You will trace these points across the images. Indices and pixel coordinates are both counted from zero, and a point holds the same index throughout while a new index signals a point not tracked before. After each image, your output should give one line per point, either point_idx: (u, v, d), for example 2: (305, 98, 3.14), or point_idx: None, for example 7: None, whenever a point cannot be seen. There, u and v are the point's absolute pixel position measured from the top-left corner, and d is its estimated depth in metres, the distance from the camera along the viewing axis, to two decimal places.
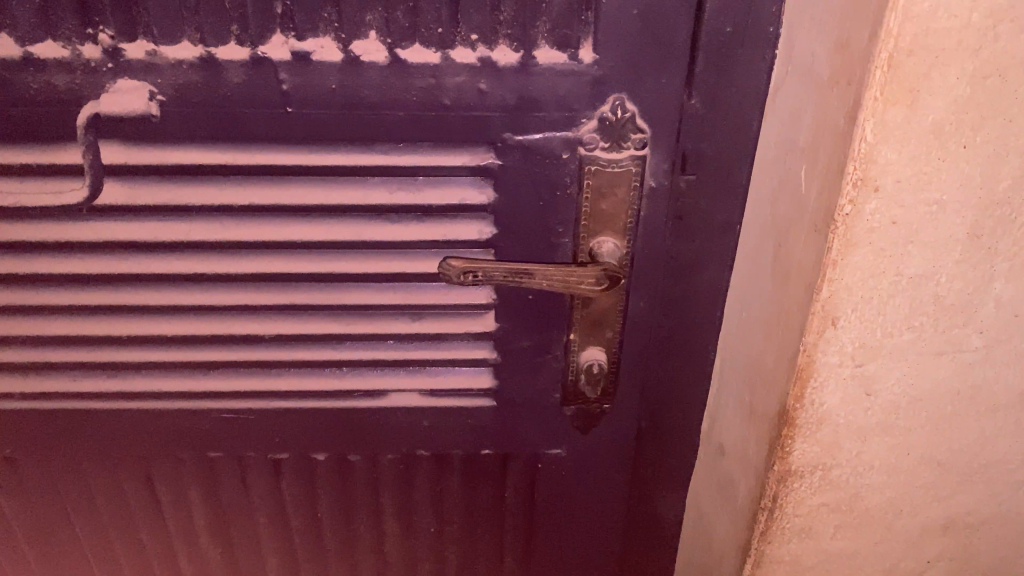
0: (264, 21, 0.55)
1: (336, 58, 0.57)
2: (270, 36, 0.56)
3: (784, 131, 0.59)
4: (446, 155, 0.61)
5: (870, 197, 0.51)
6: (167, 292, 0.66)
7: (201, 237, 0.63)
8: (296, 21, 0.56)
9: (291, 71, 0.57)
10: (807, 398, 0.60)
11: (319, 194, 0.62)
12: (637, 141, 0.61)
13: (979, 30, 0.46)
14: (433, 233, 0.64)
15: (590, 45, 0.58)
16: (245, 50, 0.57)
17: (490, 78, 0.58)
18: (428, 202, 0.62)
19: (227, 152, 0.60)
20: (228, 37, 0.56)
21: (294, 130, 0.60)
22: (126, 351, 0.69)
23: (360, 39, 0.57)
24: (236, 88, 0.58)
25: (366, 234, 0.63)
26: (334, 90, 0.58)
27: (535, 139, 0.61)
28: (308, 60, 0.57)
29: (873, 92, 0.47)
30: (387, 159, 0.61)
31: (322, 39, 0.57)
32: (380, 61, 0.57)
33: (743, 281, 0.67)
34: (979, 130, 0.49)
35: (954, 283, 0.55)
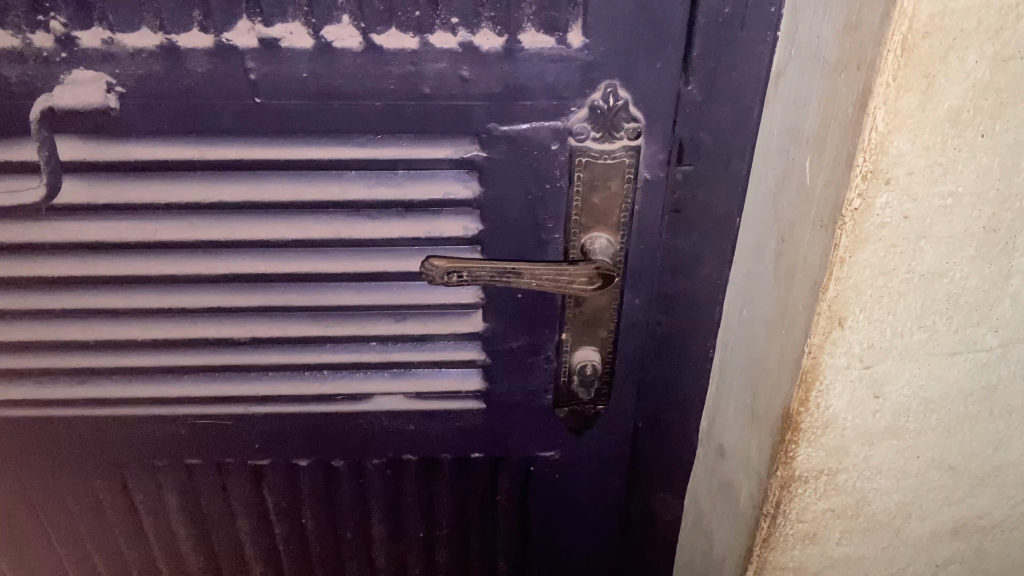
0: (229, 6, 0.52)
1: (308, 45, 0.53)
2: (236, 22, 0.52)
3: (787, 119, 0.55)
4: (427, 147, 0.57)
5: (881, 191, 0.47)
6: (135, 294, 0.62)
7: (170, 237, 0.60)
8: (263, 6, 0.52)
9: (258, 60, 0.54)
10: (813, 401, 0.57)
11: (294, 191, 0.58)
12: (631, 131, 0.57)
13: (1001, 9, 0.42)
14: (415, 229, 0.60)
15: (579, 28, 0.54)
16: (209, 37, 0.53)
17: (473, 64, 0.54)
18: (409, 197, 0.59)
19: (193, 146, 0.57)
20: (190, 24, 0.52)
21: (264, 122, 0.56)
22: (95, 356, 0.66)
23: (332, 24, 0.53)
24: (200, 79, 0.54)
25: (344, 232, 0.60)
26: (305, 79, 0.54)
27: (521, 129, 0.57)
28: (277, 48, 0.53)
29: (885, 77, 0.44)
30: (365, 152, 0.57)
31: (291, 25, 0.53)
32: (353, 48, 0.53)
33: (745, 276, 0.64)
34: (999, 118, 0.46)
35: (969, 280, 0.52)
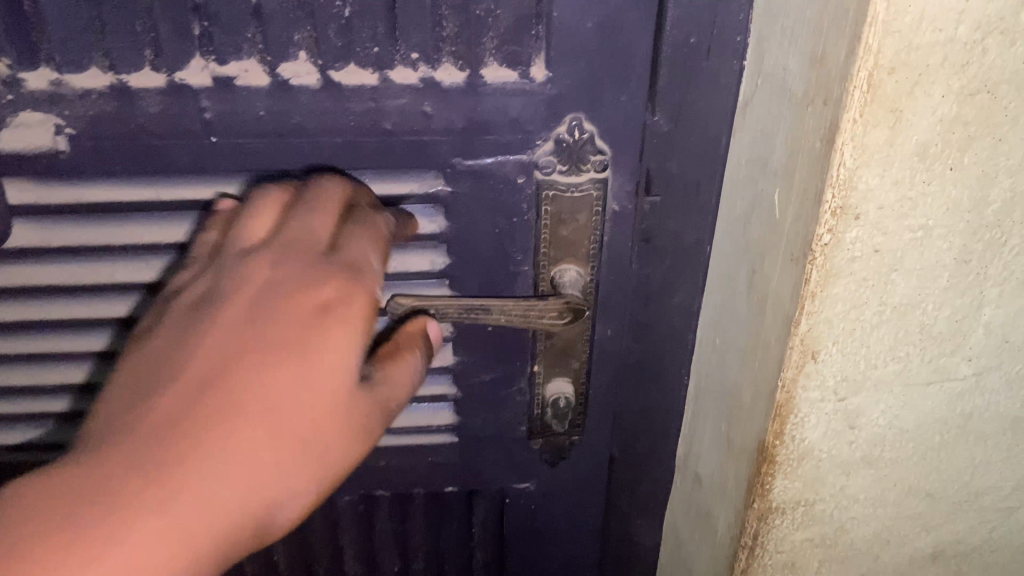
0: (182, 44, 0.50)
1: (265, 83, 0.52)
2: (189, 60, 0.51)
3: (755, 150, 0.54)
4: (391, 182, 0.56)
5: (850, 226, 0.47)
6: (94, 339, 0.61)
7: (129, 280, 0.58)
8: (217, 44, 0.50)
9: (213, 98, 0.52)
10: (787, 434, 0.56)
11: None
12: (598, 163, 0.57)
13: (966, 43, 0.41)
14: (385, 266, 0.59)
15: (542, 62, 0.53)
16: (161, 76, 0.51)
17: (434, 99, 0.53)
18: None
19: (149, 187, 0.55)
20: (142, 64, 0.51)
21: (221, 161, 0.54)
22: (51, 402, 0.64)
23: (289, 61, 0.51)
24: (154, 119, 0.52)
25: None
26: (263, 117, 0.53)
27: (486, 163, 0.56)
28: (232, 86, 0.52)
29: (851, 113, 0.43)
30: None
31: (246, 62, 0.51)
32: (311, 85, 0.52)
33: (716, 305, 0.63)
34: (967, 152, 0.45)
35: (941, 311, 0.51)
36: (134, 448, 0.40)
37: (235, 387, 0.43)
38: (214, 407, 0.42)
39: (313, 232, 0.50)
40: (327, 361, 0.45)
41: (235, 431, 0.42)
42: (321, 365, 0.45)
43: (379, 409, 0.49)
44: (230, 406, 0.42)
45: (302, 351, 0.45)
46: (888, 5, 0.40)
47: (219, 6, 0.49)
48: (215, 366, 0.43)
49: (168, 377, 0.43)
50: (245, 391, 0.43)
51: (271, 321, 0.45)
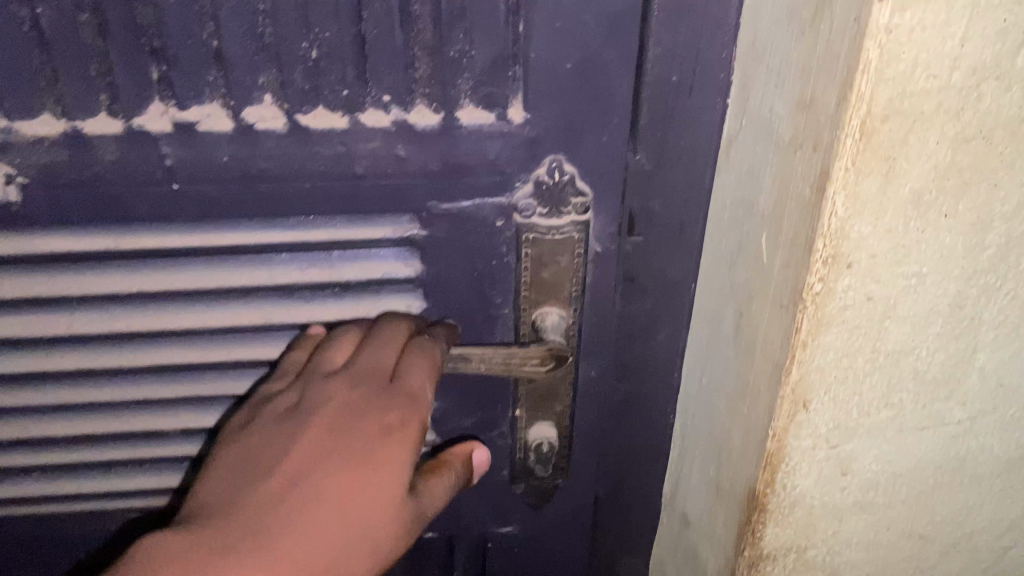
0: (140, 89, 0.47)
1: (229, 128, 0.49)
2: (148, 105, 0.48)
3: (739, 190, 0.52)
4: (363, 229, 0.53)
5: (842, 275, 0.45)
6: (51, 391, 0.59)
7: (84, 331, 0.56)
8: (176, 88, 0.48)
9: (174, 145, 0.49)
10: (778, 482, 0.54)
11: (217, 278, 0.54)
12: (579, 205, 0.55)
13: (962, 89, 0.40)
14: (358, 309, 0.57)
15: (521, 102, 0.51)
16: (118, 122, 0.48)
17: (408, 142, 0.51)
18: (345, 278, 0.55)
19: (103, 236, 0.52)
20: (97, 110, 0.48)
21: (183, 208, 0.52)
22: (10, 456, 0.62)
23: (253, 105, 0.49)
24: (110, 167, 0.50)
25: (274, 317, 0.56)
26: (227, 163, 0.50)
27: (464, 206, 0.54)
28: (194, 131, 0.49)
29: (844, 161, 0.41)
30: (294, 235, 0.53)
31: (208, 106, 0.48)
32: (278, 129, 0.49)
33: (702, 344, 0.61)
34: (962, 198, 0.43)
35: (935, 357, 0.50)
36: (230, 531, 0.44)
37: (319, 493, 0.46)
38: (302, 508, 0.45)
39: (388, 358, 0.53)
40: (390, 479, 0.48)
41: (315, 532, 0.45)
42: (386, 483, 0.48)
43: (423, 522, 0.51)
44: (312, 507, 0.46)
45: (375, 466, 0.48)
46: (881, 52, 0.38)
47: (179, 49, 0.46)
48: (293, 482, 0.46)
49: (259, 475, 0.47)
50: (322, 496, 0.46)
51: (352, 435, 0.49)
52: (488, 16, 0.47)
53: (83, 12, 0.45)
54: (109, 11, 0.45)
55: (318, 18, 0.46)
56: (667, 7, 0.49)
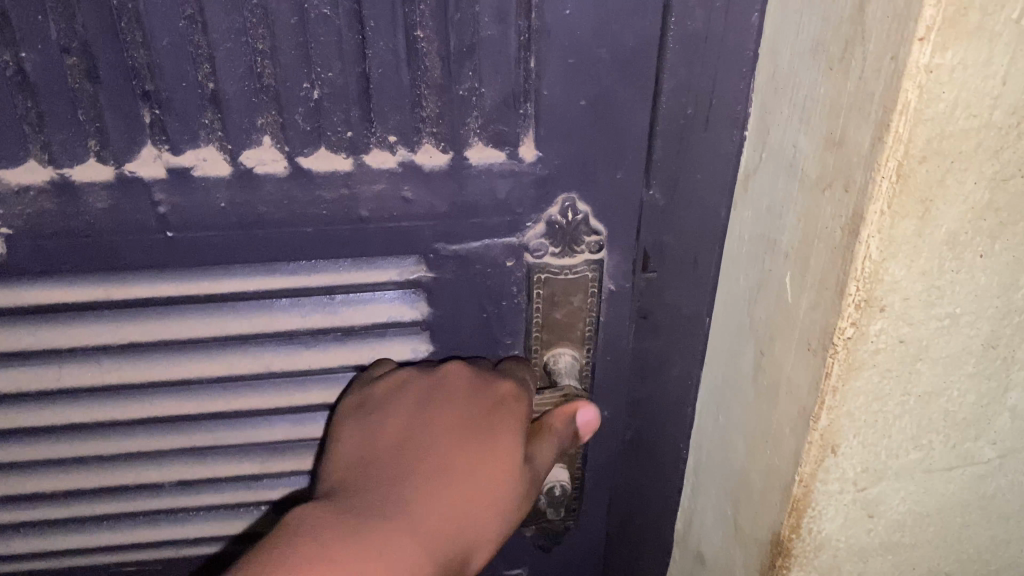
0: (131, 133, 0.46)
1: (226, 172, 0.47)
2: (140, 150, 0.46)
3: (759, 227, 0.51)
4: (369, 273, 0.52)
5: (876, 318, 0.43)
6: (48, 446, 0.58)
7: (80, 383, 0.55)
8: (170, 132, 0.46)
9: (168, 191, 0.47)
10: (804, 527, 0.52)
11: (217, 326, 0.53)
12: (594, 244, 0.54)
13: (1001, 128, 0.38)
14: (357, 355, 0.56)
15: (532, 141, 0.49)
16: (108, 168, 0.47)
17: (415, 184, 0.49)
18: (347, 324, 0.54)
19: (96, 286, 0.51)
20: (86, 155, 0.46)
21: (176, 257, 0.50)
22: (9, 511, 0.62)
23: (252, 147, 0.47)
24: (100, 216, 0.48)
25: (275, 363, 0.56)
26: (224, 209, 0.48)
27: (472, 248, 0.53)
28: (189, 177, 0.47)
29: (879, 204, 0.39)
30: (295, 282, 0.52)
31: (204, 150, 0.47)
32: (278, 172, 0.48)
33: (720, 381, 0.59)
34: (998, 238, 0.42)
35: (966, 397, 0.48)
36: (375, 500, 0.47)
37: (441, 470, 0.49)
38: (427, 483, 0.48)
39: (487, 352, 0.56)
40: (503, 452, 0.51)
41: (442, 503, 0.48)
42: (501, 455, 0.51)
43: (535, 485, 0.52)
44: (436, 482, 0.49)
45: (493, 439, 0.51)
46: (921, 92, 0.36)
47: (171, 91, 0.44)
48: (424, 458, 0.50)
49: (389, 455, 0.50)
50: (451, 466, 0.49)
51: (468, 410, 0.52)
52: (495, 53, 0.46)
53: (70, 55, 0.43)
54: (98, 55, 0.43)
55: (318, 58, 0.45)
56: (682, 39, 0.47)
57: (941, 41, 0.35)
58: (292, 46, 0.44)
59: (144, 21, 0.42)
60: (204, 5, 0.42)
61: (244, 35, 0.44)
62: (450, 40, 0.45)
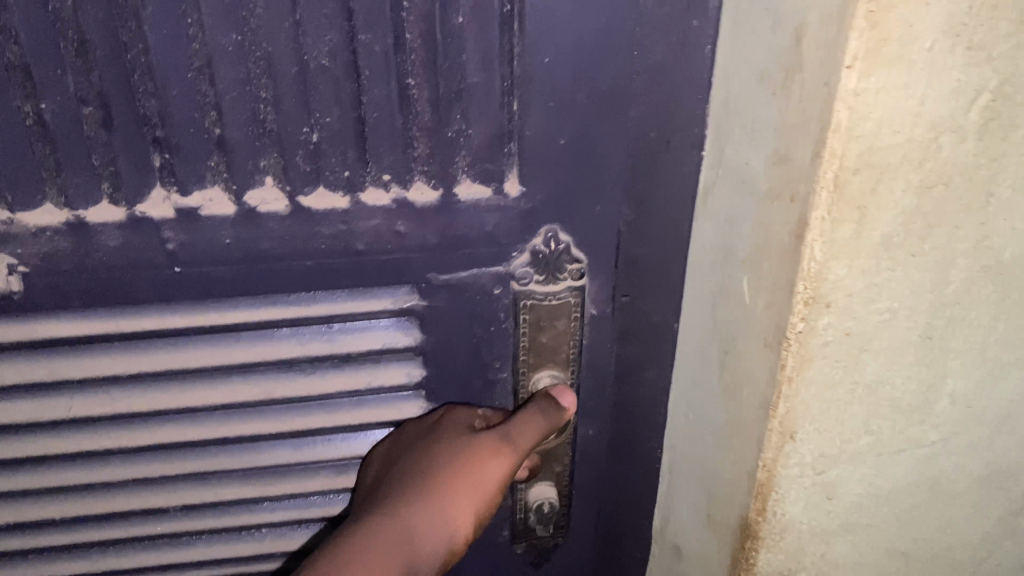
0: (143, 176, 0.51)
1: (232, 211, 0.53)
2: (149, 192, 0.52)
3: (718, 239, 0.56)
4: (366, 302, 0.58)
5: (823, 313, 0.49)
6: (65, 471, 0.63)
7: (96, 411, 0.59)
8: (179, 174, 0.51)
9: (177, 230, 0.53)
10: (770, 510, 0.57)
11: (225, 358, 0.58)
12: (575, 271, 0.59)
13: (923, 141, 0.44)
14: (355, 381, 0.61)
15: (516, 178, 0.56)
16: (120, 209, 0.52)
17: (408, 219, 0.55)
18: (342, 351, 0.59)
19: (106, 320, 0.56)
20: (99, 198, 0.52)
21: (185, 290, 0.55)
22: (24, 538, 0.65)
23: (255, 189, 0.53)
24: (112, 252, 0.53)
25: (276, 392, 0.61)
26: (228, 245, 0.54)
27: (461, 277, 0.59)
28: (197, 216, 0.53)
29: (818, 212, 0.46)
30: (297, 313, 0.57)
31: (211, 192, 0.53)
32: (279, 211, 0.54)
33: (687, 386, 0.65)
34: (927, 238, 0.48)
35: (909, 384, 0.54)
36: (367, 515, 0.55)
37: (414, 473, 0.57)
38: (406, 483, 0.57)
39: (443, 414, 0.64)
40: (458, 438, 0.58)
41: (411, 498, 0.55)
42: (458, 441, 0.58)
43: (504, 442, 0.58)
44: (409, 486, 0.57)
45: (440, 439, 0.59)
46: (851, 112, 0.42)
47: (180, 137, 0.50)
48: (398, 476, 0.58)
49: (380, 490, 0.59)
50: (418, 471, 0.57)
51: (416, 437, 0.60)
52: (478, 96, 0.52)
53: (87, 104, 0.49)
54: (112, 103, 0.49)
55: (317, 106, 0.51)
56: (641, 74, 0.53)
57: (865, 68, 0.41)
58: (293, 96, 0.50)
59: (156, 74, 0.48)
60: (212, 58, 0.48)
61: (248, 85, 0.49)
62: (435, 85, 0.51)
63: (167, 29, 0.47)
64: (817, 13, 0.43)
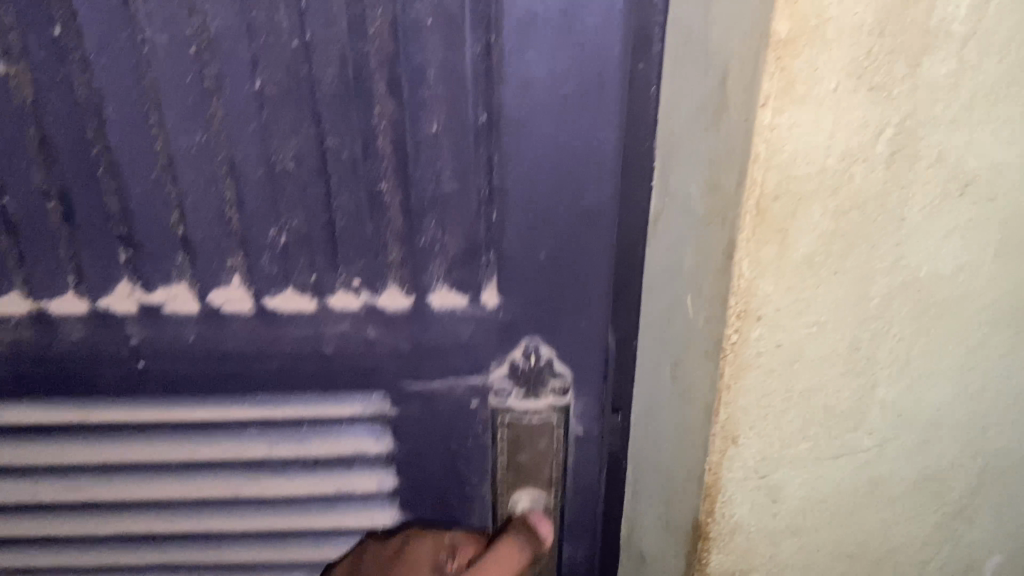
0: (108, 272, 0.65)
1: (194, 310, 0.67)
2: (112, 286, 0.66)
3: (668, 257, 0.61)
4: (339, 407, 0.72)
5: (754, 326, 0.53)
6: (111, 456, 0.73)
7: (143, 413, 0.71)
8: (145, 272, 0.65)
9: (137, 326, 0.67)
10: (718, 512, 0.61)
11: (224, 448, 0.74)
12: (557, 384, 0.72)
13: (835, 171, 0.49)
14: (330, 482, 0.75)
15: (494, 288, 0.68)
16: (83, 302, 0.66)
17: (377, 324, 0.68)
18: (315, 452, 0.73)
19: (73, 400, 0.71)
20: (66, 290, 0.66)
21: (150, 379, 0.70)
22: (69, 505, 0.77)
23: (223, 287, 0.66)
24: (73, 343, 0.68)
25: (266, 480, 0.75)
26: (193, 340, 0.68)
27: (438, 386, 0.71)
28: (160, 312, 0.67)
29: (745, 234, 0.50)
30: (281, 411, 0.71)
31: (174, 288, 0.66)
32: (244, 311, 0.67)
33: (648, 392, 0.69)
34: (847, 258, 0.52)
35: (841, 393, 0.58)
36: None
37: None
38: None
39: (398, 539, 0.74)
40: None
41: None
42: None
43: None
44: None
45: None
46: (767, 145, 0.47)
47: (143, 237, 0.64)
48: None
49: None
50: None
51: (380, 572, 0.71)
52: (448, 201, 0.64)
53: (51, 201, 0.62)
54: (76, 207, 0.63)
55: (284, 211, 0.63)
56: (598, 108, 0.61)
57: (778, 106, 0.46)
58: (259, 202, 0.63)
59: (121, 174, 0.61)
60: (174, 158, 0.61)
61: (212, 182, 0.62)
62: (399, 181, 0.63)
63: (134, 137, 0.60)
64: (737, 58, 0.47)
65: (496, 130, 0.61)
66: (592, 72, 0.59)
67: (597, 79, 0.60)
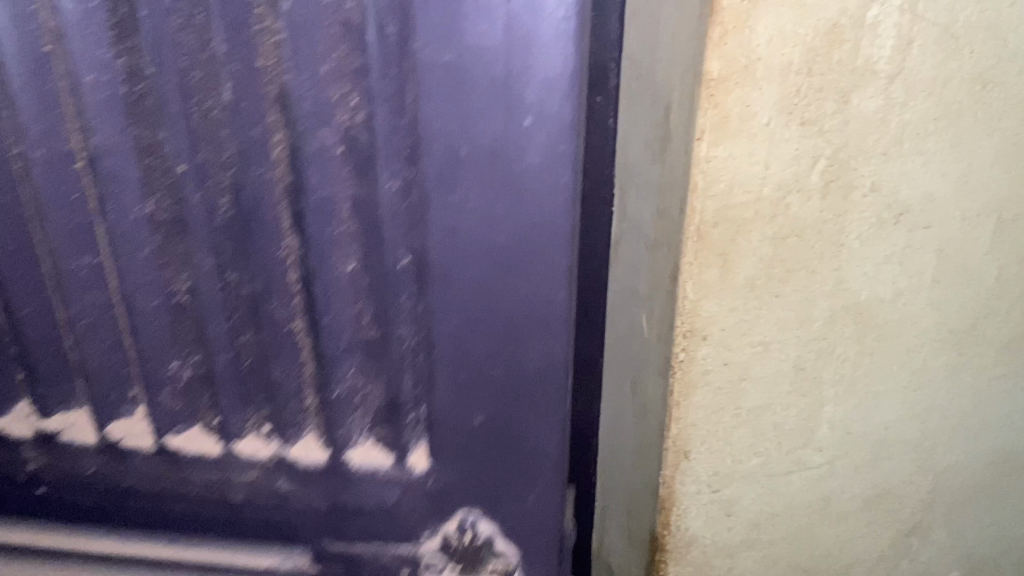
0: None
1: (93, 440, 0.66)
2: (13, 410, 0.66)
3: (627, 280, 0.64)
4: (254, 556, 0.69)
5: (701, 345, 0.56)
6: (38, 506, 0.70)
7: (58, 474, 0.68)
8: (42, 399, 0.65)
9: (35, 452, 0.67)
10: (674, 524, 0.64)
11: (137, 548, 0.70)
12: (496, 562, 0.68)
13: (771, 200, 0.52)
14: None
15: (423, 452, 0.64)
16: None
17: (290, 478, 0.65)
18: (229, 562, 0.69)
19: None
20: None
21: (58, 502, 0.69)
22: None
23: (121, 422, 0.64)
24: None
25: None
26: (93, 471, 0.67)
27: (362, 549, 0.68)
28: (60, 436, 0.66)
29: (688, 258, 0.53)
30: (189, 554, 0.70)
31: (73, 417, 0.65)
32: (144, 447, 0.65)
33: (612, 411, 0.71)
34: (787, 282, 0.55)
35: (788, 411, 0.61)
36: None
37: None
38: None
39: None
40: None
41: None
42: None
43: None
44: None
45: None
46: (705, 176, 0.50)
47: (35, 360, 0.63)
48: None
49: None
50: None
51: None
52: (371, 349, 0.61)
53: None
54: None
55: (187, 343, 0.61)
56: None
57: (713, 140, 0.49)
58: (155, 340, 0.61)
59: (7, 303, 0.61)
60: (59, 277, 0.60)
61: (104, 309, 0.61)
62: (304, 306, 0.59)
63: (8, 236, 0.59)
64: (677, 96, 0.51)
65: (428, 282, 0.57)
66: (540, 225, 0.55)
67: (533, 225, 0.56)
